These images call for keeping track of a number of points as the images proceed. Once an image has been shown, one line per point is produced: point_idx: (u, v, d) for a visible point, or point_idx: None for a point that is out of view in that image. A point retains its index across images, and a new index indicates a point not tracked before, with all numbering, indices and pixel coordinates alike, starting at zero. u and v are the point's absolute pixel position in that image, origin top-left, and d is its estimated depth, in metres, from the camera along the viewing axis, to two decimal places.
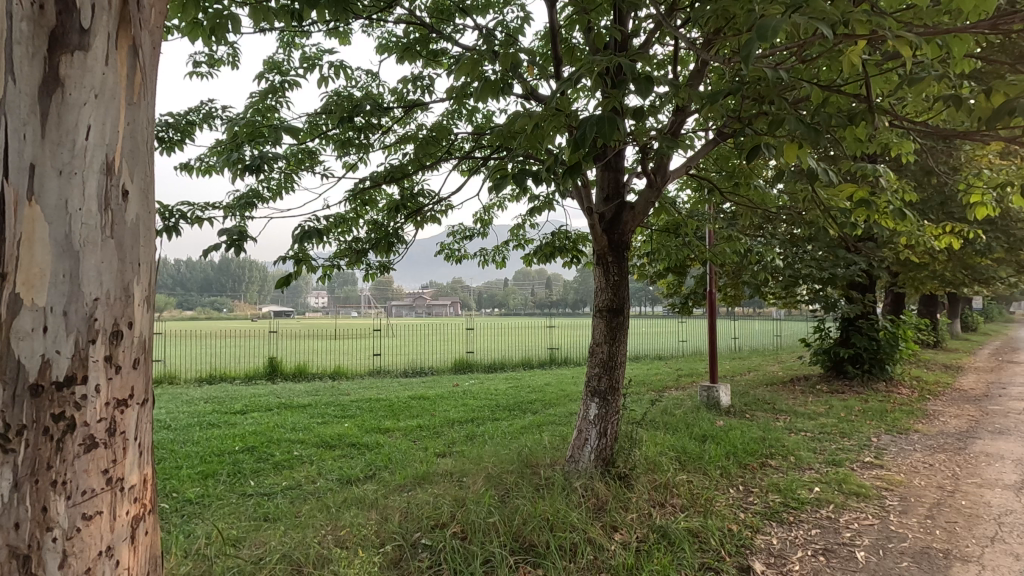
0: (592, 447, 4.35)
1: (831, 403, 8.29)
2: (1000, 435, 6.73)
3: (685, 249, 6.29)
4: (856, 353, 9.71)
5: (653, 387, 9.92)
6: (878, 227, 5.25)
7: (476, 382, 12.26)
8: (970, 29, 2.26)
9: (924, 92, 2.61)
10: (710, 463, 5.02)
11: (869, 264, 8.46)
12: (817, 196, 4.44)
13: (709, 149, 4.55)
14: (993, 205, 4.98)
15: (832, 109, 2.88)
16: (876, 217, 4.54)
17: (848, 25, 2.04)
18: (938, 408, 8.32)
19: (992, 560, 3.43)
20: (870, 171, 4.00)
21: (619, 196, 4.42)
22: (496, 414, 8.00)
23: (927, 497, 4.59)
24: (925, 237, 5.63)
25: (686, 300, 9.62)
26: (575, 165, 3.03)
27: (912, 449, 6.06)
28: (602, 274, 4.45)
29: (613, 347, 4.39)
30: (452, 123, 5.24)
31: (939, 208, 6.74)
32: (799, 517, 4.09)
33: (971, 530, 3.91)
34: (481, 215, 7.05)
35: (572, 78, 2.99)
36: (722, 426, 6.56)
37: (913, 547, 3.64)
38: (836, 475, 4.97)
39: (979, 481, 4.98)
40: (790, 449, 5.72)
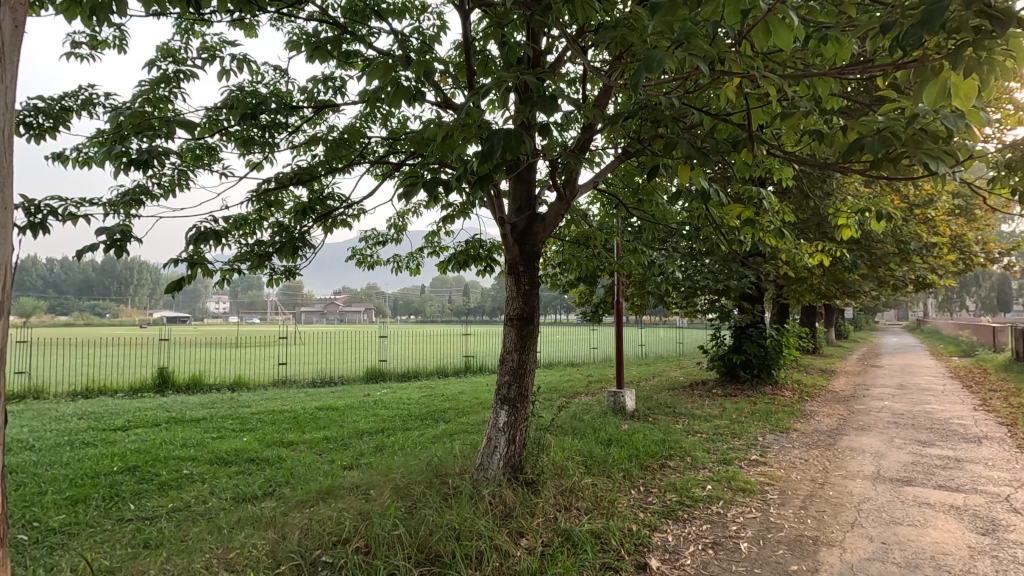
0: (501, 455, 4.40)
1: (725, 406, 8.95)
2: (862, 431, 7.58)
3: (594, 260, 6.56)
4: (747, 359, 10.54)
5: (564, 393, 10.19)
6: (763, 243, 5.75)
7: (389, 391, 11.97)
8: (831, 73, 2.56)
9: (795, 125, 2.91)
10: (614, 466, 5.25)
11: (758, 277, 9.24)
12: (710, 214, 4.81)
13: (616, 165, 4.77)
14: (855, 228, 5.64)
15: (720, 136, 3.15)
16: (760, 235, 4.98)
17: (726, 63, 2.26)
18: (814, 408, 9.23)
19: (851, 543, 3.85)
20: (754, 193, 4.40)
21: (530, 207, 4.51)
22: (408, 423, 7.86)
23: (802, 489, 5.08)
24: (801, 254, 6.25)
25: (596, 309, 9.99)
26: (485, 176, 3.08)
27: (791, 447, 6.68)
28: (514, 283, 4.52)
29: (523, 355, 4.47)
30: (365, 126, 5.14)
31: (815, 228, 7.49)
32: (692, 514, 4.37)
33: (836, 517, 4.36)
34: (394, 221, 6.94)
35: (483, 90, 3.04)
36: (627, 430, 6.87)
37: (788, 536, 4.01)
38: (725, 473, 5.37)
39: (844, 473, 5.58)
40: (687, 450, 6.10)
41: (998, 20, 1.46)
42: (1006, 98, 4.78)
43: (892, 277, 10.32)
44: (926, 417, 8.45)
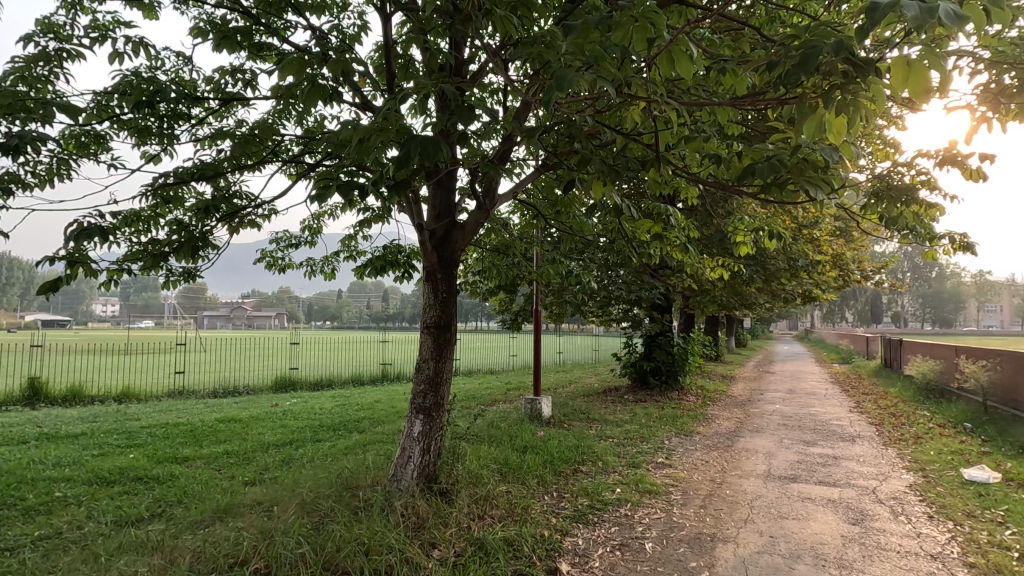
0: (415, 465, 4.32)
1: (635, 411, 9.34)
2: (756, 433, 8.19)
3: (514, 268, 6.65)
4: (656, 366, 11.08)
5: (482, 400, 10.20)
6: (670, 257, 6.09)
7: (299, 401, 11.41)
8: (729, 103, 2.78)
9: (698, 149, 3.12)
10: (528, 472, 5.32)
11: (666, 289, 9.76)
12: (623, 228, 5.02)
13: (535, 177, 4.86)
14: (751, 245, 6.12)
15: (631, 155, 3.31)
16: (668, 249, 5.27)
17: (633, 87, 2.39)
18: (715, 412, 9.87)
19: (744, 539, 4.13)
20: (662, 211, 4.65)
21: (449, 214, 4.48)
22: (318, 434, 7.52)
23: (702, 489, 5.40)
24: (704, 268, 6.69)
25: (515, 317, 10.10)
26: (403, 182, 3.04)
27: (694, 449, 7.09)
28: (431, 291, 4.47)
29: (439, 363, 4.42)
30: (278, 123, 4.90)
31: (717, 243, 8.04)
32: (602, 517, 4.51)
33: (731, 514, 4.67)
34: (308, 223, 6.66)
35: (401, 95, 3.00)
36: (542, 436, 6.99)
37: (688, 534, 4.24)
38: (634, 476, 5.60)
39: (739, 473, 6.00)
40: (599, 454, 6.30)
41: (861, 67, 1.65)
42: (875, 134, 5.41)
43: (783, 290, 11.28)
44: (810, 419, 9.29)
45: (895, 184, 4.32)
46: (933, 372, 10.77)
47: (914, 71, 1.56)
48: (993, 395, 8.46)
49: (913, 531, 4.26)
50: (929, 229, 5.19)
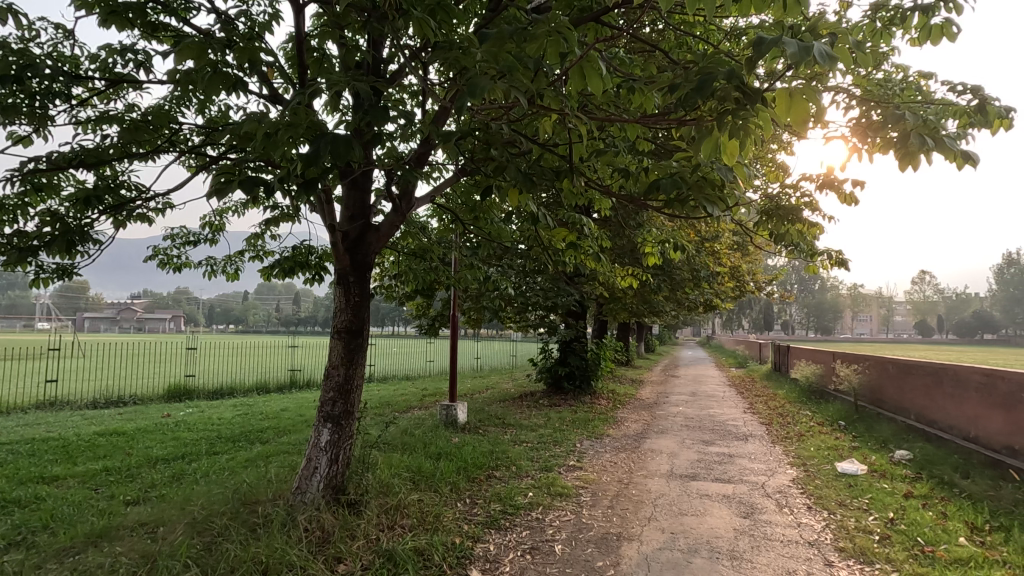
0: (321, 476, 4.14)
1: (549, 415, 9.53)
2: (661, 434, 8.63)
3: (431, 273, 6.57)
4: (570, 371, 11.38)
5: (396, 407, 9.96)
6: (584, 265, 6.29)
7: (196, 410, 10.57)
8: (638, 120, 2.91)
9: (610, 163, 3.24)
10: (442, 480, 5.26)
11: (581, 296, 10.06)
12: (539, 236, 5.12)
13: (454, 182, 4.84)
14: (659, 256, 6.45)
15: (546, 166, 3.37)
16: (582, 257, 5.43)
17: (547, 99, 2.44)
18: (624, 415, 10.29)
19: (648, 536, 4.32)
20: (577, 220, 4.79)
21: (364, 216, 4.34)
22: (215, 447, 7.00)
23: (610, 490, 5.59)
24: (615, 276, 6.96)
25: (433, 323, 9.98)
26: (312, 181, 2.91)
27: (604, 451, 7.35)
28: (343, 294, 4.30)
29: (350, 370, 4.26)
30: (176, 110, 4.53)
31: (629, 253, 8.41)
32: (514, 522, 4.55)
33: (636, 513, 4.88)
34: (209, 219, 6.20)
35: (312, 90, 2.87)
36: (457, 442, 6.94)
37: (596, 534, 4.37)
38: (546, 479, 5.70)
39: (645, 473, 6.29)
40: (513, 459, 6.35)
41: (747, 96, 1.79)
42: (768, 157, 5.90)
43: (688, 299, 12.00)
44: (710, 420, 9.93)
45: (782, 204, 4.74)
46: (814, 375, 11.90)
47: (794, 102, 1.71)
48: (862, 396, 9.48)
49: (794, 521, 4.66)
50: (812, 247, 5.74)
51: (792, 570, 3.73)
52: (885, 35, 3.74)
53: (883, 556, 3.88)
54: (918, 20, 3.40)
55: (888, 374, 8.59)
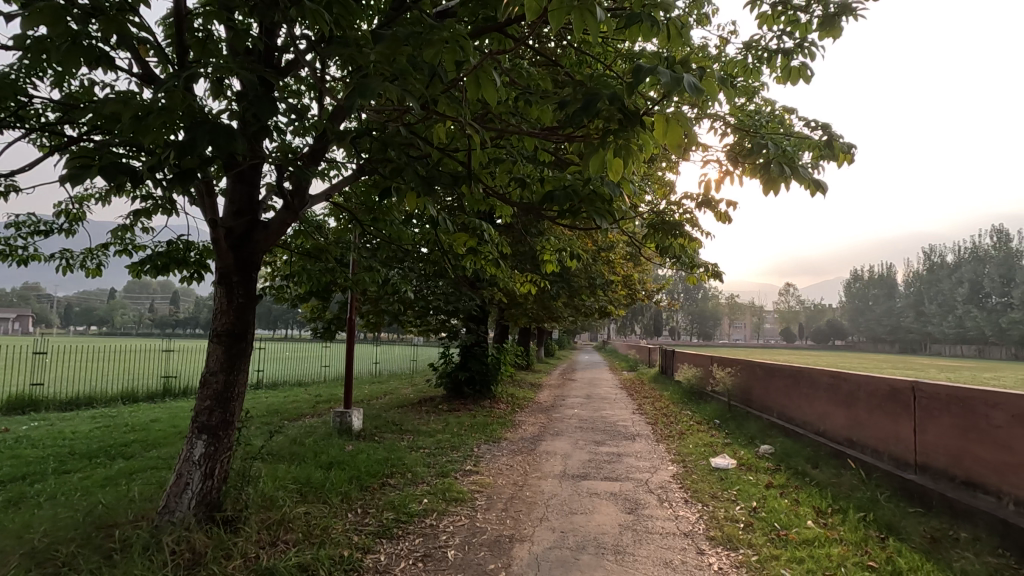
0: (194, 492, 3.80)
1: (448, 420, 9.48)
2: (557, 436, 8.91)
3: (327, 274, 6.30)
4: (470, 375, 11.42)
5: (286, 415, 9.41)
6: (485, 271, 6.34)
7: (45, 424, 9.28)
8: (535, 131, 2.99)
9: (507, 171, 3.30)
10: (332, 490, 5.05)
11: (482, 301, 10.13)
12: (439, 240, 5.09)
13: (352, 181, 4.67)
14: (557, 264, 6.66)
15: (445, 170, 3.36)
16: (483, 263, 5.48)
17: (444, 104, 2.44)
18: (522, 418, 10.50)
19: (539, 536, 4.44)
20: (478, 226, 4.82)
21: (251, 211, 4.06)
22: (67, 464, 6.18)
23: (505, 493, 5.67)
24: (515, 282, 7.09)
25: (329, 326, 9.55)
26: (188, 171, 2.68)
27: (501, 454, 7.44)
28: (225, 295, 4.00)
29: (231, 377, 3.96)
30: (25, 80, 3.96)
31: (529, 259, 8.61)
32: (406, 530, 4.46)
33: (530, 514, 4.99)
34: (66, 207, 5.49)
35: (191, 73, 2.65)
36: (351, 450, 6.69)
37: (489, 537, 4.41)
38: (442, 485, 5.66)
39: (539, 474, 6.45)
40: (408, 466, 6.24)
41: (627, 118, 1.91)
42: (657, 173, 6.33)
43: (584, 305, 12.51)
44: (602, 421, 10.41)
45: (667, 219, 5.11)
46: (695, 378, 12.90)
47: (670, 126, 1.85)
48: (734, 396, 10.42)
49: (673, 514, 5.02)
50: (693, 259, 6.22)
51: (669, 560, 4.01)
52: (755, 72, 4.17)
53: (746, 542, 4.28)
54: (781, 61, 3.83)
55: (756, 377, 9.52)
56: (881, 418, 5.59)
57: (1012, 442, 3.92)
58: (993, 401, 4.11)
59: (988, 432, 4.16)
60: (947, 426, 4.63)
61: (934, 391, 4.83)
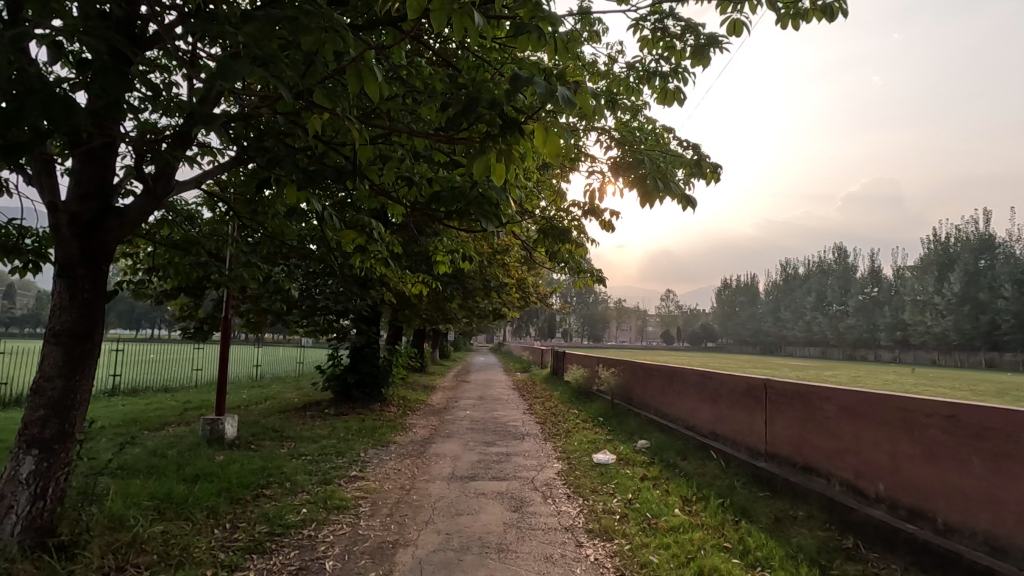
0: (19, 516, 3.30)
1: (334, 425, 9.08)
2: (447, 438, 8.87)
3: (197, 269, 5.77)
4: (360, 378, 11.04)
5: (146, 424, 8.48)
6: (375, 271, 6.16)
7: None
8: (423, 130, 2.95)
9: (395, 170, 3.23)
10: (196, 505, 4.63)
11: (374, 300, 9.84)
12: (326, 236, 4.85)
13: (227, 169, 4.31)
14: (450, 265, 6.64)
15: (329, 164, 3.22)
16: (371, 262, 5.31)
17: (324, 95, 2.33)
18: (413, 421, 10.33)
19: (423, 540, 4.38)
20: (367, 224, 4.67)
21: (102, 195, 3.60)
22: None
23: (391, 498, 5.54)
24: (406, 282, 6.96)
25: (201, 326, 8.75)
26: (15, 146, 2.32)
27: (388, 459, 7.26)
28: (66, 289, 3.51)
29: (72, 383, 3.49)
30: None
31: (423, 260, 8.50)
32: (281, 543, 4.20)
33: (415, 518, 4.91)
34: None
35: (21, 33, 2.30)
36: (222, 460, 6.18)
37: (372, 545, 4.28)
38: (323, 493, 5.40)
39: (427, 477, 6.38)
40: (287, 475, 5.88)
41: (505, 125, 1.96)
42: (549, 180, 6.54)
43: (478, 307, 12.58)
44: (493, 422, 10.54)
45: (556, 225, 5.30)
46: (582, 378, 13.48)
47: (548, 136, 1.90)
48: (617, 395, 11.03)
49: (555, 509, 5.20)
50: (580, 264, 6.51)
51: (549, 554, 4.14)
52: (636, 91, 4.45)
53: (620, 532, 4.55)
54: (659, 83, 4.13)
55: (636, 376, 10.15)
56: (739, 413, 6.21)
57: (839, 431, 4.52)
58: (826, 396, 4.73)
59: (821, 423, 4.77)
60: (790, 418, 5.24)
61: (781, 387, 5.45)
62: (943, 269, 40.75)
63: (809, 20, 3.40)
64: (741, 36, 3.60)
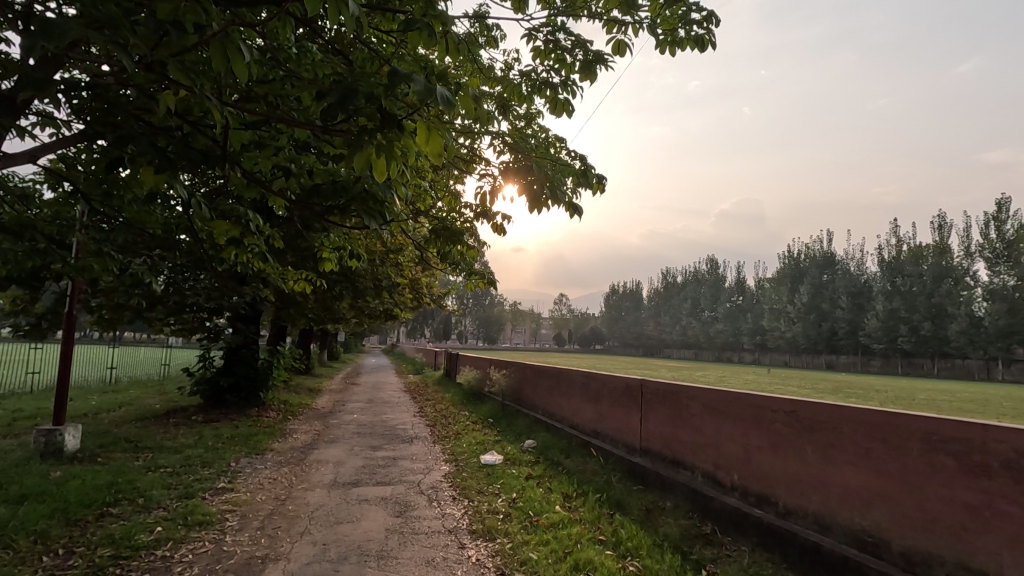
0: None
1: (202, 433, 8.31)
2: (331, 443, 8.47)
3: (32, 257, 4.99)
4: (234, 381, 10.21)
5: None
6: (253, 266, 5.73)
7: None
8: (304, 119, 2.79)
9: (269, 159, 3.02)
10: (21, 531, 4.00)
11: (253, 297, 9.14)
12: (193, 226, 4.42)
13: (70, 144, 3.77)
14: (336, 263, 6.35)
15: (196, 148, 2.93)
16: (247, 256, 4.92)
17: (185, 70, 2.11)
18: (294, 426, 9.74)
19: (296, 552, 4.13)
20: (242, 215, 4.33)
21: None
22: None
23: (263, 509, 5.16)
24: (287, 279, 6.55)
25: (38, 323, 7.60)
26: None
27: (263, 468, 6.78)
28: None
29: None
30: None
31: (308, 257, 8.05)
32: (127, 567, 3.74)
33: (289, 530, 4.62)
34: None
35: None
36: (59, 477, 5.40)
37: (237, 562, 3.95)
38: (184, 508, 4.90)
39: (306, 486, 6.04)
40: (141, 490, 5.26)
41: (384, 119, 1.91)
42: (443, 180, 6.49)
43: (369, 306, 12.19)
44: (381, 425, 10.25)
45: (448, 226, 5.28)
46: (474, 379, 13.54)
47: (430, 134, 1.88)
48: (507, 396, 11.22)
49: (440, 512, 5.16)
50: (472, 266, 6.53)
51: (431, 558, 4.09)
52: (528, 98, 4.56)
53: (503, 531, 4.61)
54: (550, 93, 4.27)
55: (526, 377, 10.39)
56: (618, 412, 6.58)
57: (702, 426, 4.94)
58: (693, 395, 5.15)
59: (688, 420, 5.18)
60: (662, 417, 5.64)
61: (655, 387, 5.85)
62: (794, 280, 46.35)
63: (684, 48, 3.69)
64: (625, 57, 3.83)
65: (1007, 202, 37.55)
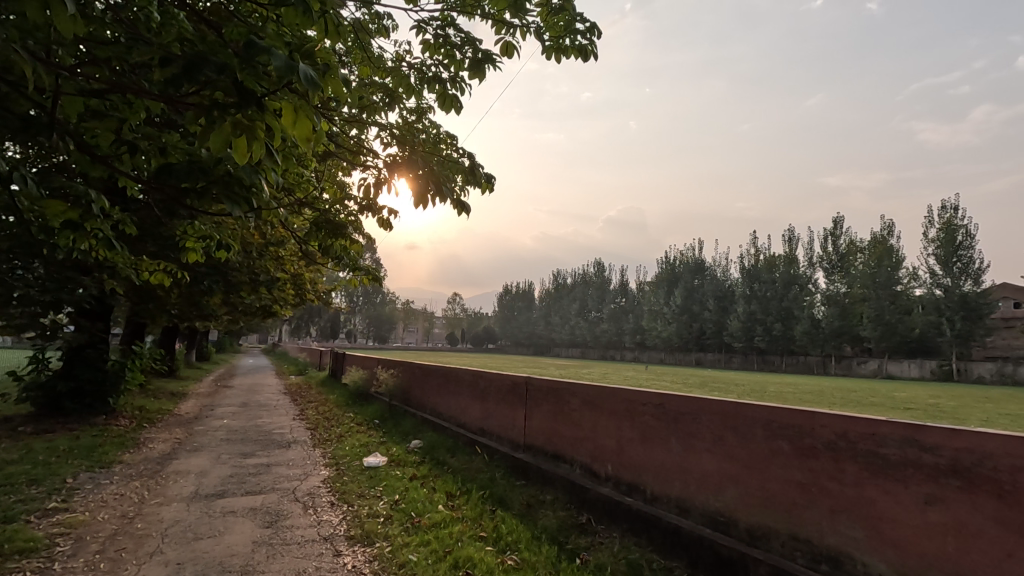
0: None
1: (30, 446, 7.17)
2: (194, 452, 7.71)
3: None
4: (76, 385, 8.93)
5: None
6: (97, 254, 5.04)
7: None
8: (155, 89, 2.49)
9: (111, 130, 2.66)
10: None
11: (99, 290, 8.05)
12: (16, 204, 3.78)
13: None
14: (202, 254, 5.77)
15: (16, 111, 2.49)
16: (88, 241, 4.31)
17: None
18: (151, 435, 8.74)
19: None
20: (82, 195, 3.79)
21: None
22: None
23: (105, 530, 4.55)
24: (140, 270, 5.83)
25: None
26: None
27: (108, 483, 5.99)
28: None
29: None
30: None
31: (167, 246, 7.25)
32: None
33: (136, 551, 4.12)
34: None
35: None
36: None
37: None
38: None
39: (160, 500, 5.44)
40: None
41: (242, 96, 1.77)
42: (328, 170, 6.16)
43: (243, 302, 11.27)
44: (254, 430, 9.52)
45: (331, 219, 5.01)
46: (360, 380, 13.04)
47: (297, 117, 1.76)
48: (395, 396, 10.95)
49: (316, 520, 4.89)
50: (356, 261, 6.26)
51: (303, 569, 3.85)
52: (418, 91, 4.45)
53: (383, 535, 4.48)
54: (439, 88, 4.21)
55: (414, 377, 10.20)
56: (504, 409, 6.68)
57: (581, 420, 5.16)
58: (574, 391, 5.35)
59: (568, 415, 5.38)
60: (545, 413, 5.80)
61: (539, 384, 6.01)
62: (670, 284, 50.19)
63: (569, 57, 3.81)
64: (513, 59, 3.88)
65: (840, 221, 43.69)
